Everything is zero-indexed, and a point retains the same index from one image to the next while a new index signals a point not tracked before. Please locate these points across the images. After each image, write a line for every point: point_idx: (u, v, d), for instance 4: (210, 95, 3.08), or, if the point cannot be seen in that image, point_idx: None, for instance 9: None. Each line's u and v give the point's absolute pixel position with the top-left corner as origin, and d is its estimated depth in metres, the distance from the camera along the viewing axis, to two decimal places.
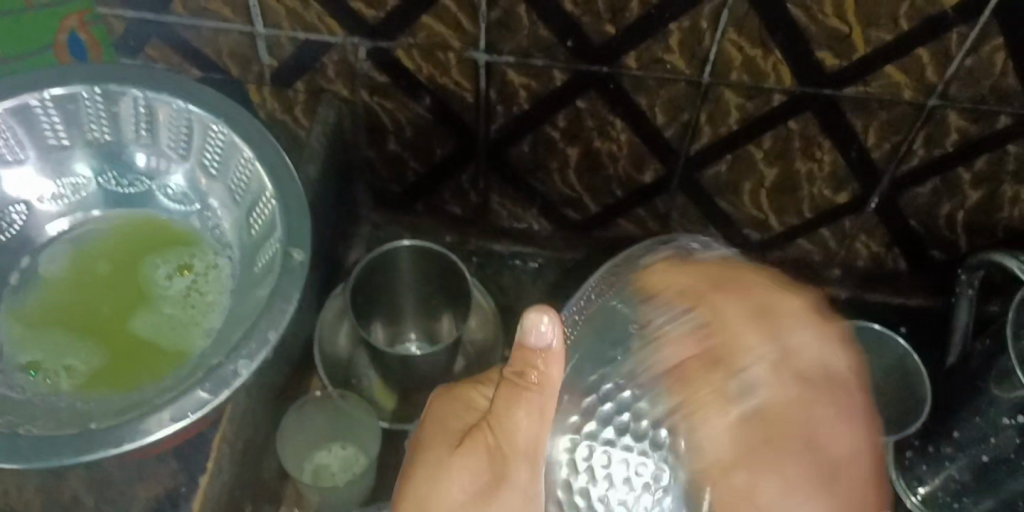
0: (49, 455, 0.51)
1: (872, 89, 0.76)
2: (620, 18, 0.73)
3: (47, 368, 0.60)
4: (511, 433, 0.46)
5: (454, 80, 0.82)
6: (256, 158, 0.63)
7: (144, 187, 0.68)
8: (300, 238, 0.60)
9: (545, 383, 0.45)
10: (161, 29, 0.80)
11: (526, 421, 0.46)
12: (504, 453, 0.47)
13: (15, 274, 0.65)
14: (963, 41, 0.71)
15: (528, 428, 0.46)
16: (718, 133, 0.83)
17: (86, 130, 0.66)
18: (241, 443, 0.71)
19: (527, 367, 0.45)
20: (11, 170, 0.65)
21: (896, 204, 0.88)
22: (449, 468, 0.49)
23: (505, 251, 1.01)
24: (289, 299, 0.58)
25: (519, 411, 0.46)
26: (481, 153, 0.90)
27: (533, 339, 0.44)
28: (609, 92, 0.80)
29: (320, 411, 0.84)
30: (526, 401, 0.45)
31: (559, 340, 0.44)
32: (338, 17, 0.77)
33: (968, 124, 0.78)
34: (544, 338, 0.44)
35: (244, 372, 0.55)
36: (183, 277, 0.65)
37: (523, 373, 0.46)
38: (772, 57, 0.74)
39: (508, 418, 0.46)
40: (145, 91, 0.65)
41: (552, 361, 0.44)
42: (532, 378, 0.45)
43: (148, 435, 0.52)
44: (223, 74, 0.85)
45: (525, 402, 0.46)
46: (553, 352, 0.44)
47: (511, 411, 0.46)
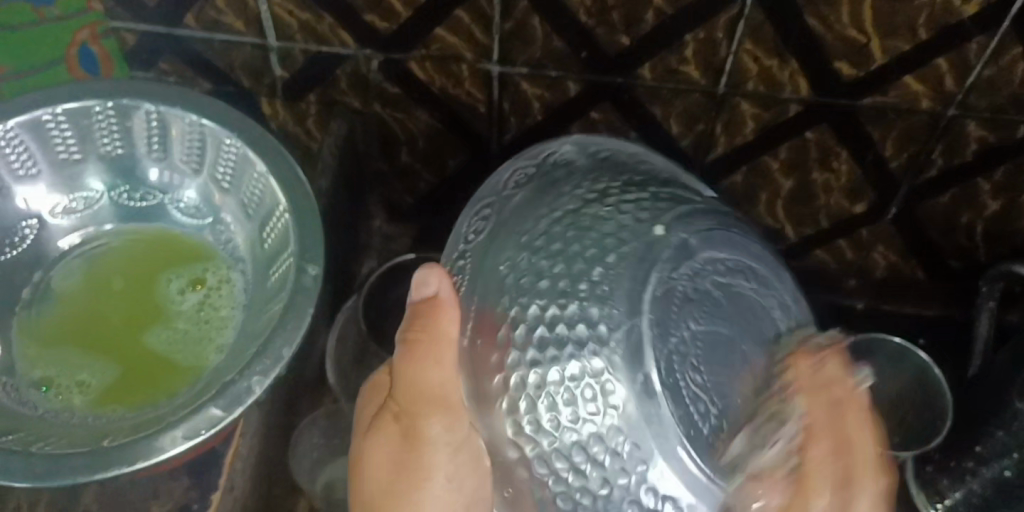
0: (63, 474, 0.51)
1: (891, 99, 0.75)
2: (634, 28, 0.72)
3: (59, 384, 0.60)
4: (426, 393, 0.46)
5: (467, 92, 0.81)
6: (269, 172, 0.63)
7: (156, 201, 0.68)
8: (314, 253, 0.59)
9: (438, 342, 0.46)
10: (173, 42, 0.80)
11: (434, 376, 0.45)
12: (416, 434, 0.47)
13: (28, 289, 0.64)
14: (983, 50, 0.70)
15: (438, 405, 0.45)
16: (733, 143, 0.82)
17: (99, 145, 0.66)
18: (254, 459, 0.70)
19: (417, 319, 0.46)
20: (23, 185, 0.65)
21: (914, 215, 0.87)
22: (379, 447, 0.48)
23: None
24: (303, 315, 0.57)
25: (424, 368, 0.45)
26: (494, 165, 0.90)
27: (419, 292, 0.47)
28: (623, 103, 0.80)
29: (333, 425, 0.83)
30: (420, 359, 0.45)
31: (442, 287, 0.46)
32: (351, 29, 0.77)
33: (988, 133, 0.77)
34: (429, 292, 0.46)
35: (258, 389, 0.54)
36: (196, 291, 0.65)
37: (420, 333, 0.46)
38: (788, 67, 0.74)
39: (411, 380, 0.46)
40: (158, 105, 0.64)
41: (440, 307, 0.46)
42: (423, 332, 0.46)
43: (162, 453, 0.52)
44: (235, 87, 0.84)
45: (424, 363, 0.45)
46: (440, 302, 0.46)
47: (418, 369, 0.46)
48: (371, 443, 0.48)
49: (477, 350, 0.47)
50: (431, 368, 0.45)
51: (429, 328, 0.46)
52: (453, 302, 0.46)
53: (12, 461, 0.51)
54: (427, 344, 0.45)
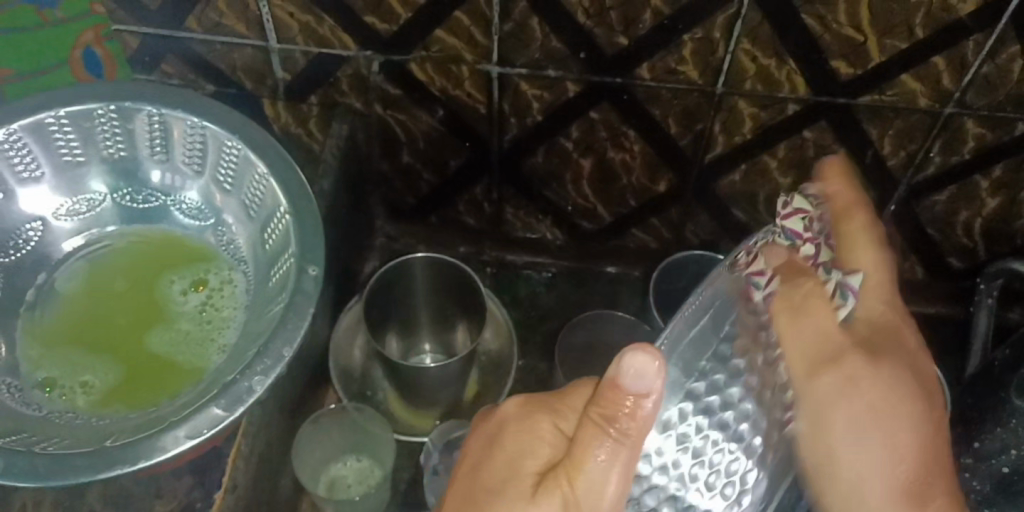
0: (66, 473, 0.52)
1: (888, 98, 0.76)
2: (633, 29, 0.73)
3: (62, 385, 0.60)
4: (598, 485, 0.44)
5: (467, 92, 0.82)
6: (270, 173, 0.64)
7: (158, 203, 0.68)
8: (313, 253, 0.60)
9: (631, 437, 0.43)
10: (175, 44, 0.80)
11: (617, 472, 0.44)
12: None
13: (32, 291, 0.65)
14: (980, 48, 0.70)
15: (612, 475, 0.44)
16: (733, 142, 0.82)
17: (101, 147, 0.66)
18: (256, 458, 0.71)
19: (611, 412, 0.43)
20: (27, 188, 0.65)
21: (913, 212, 0.87)
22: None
23: (519, 261, 1.00)
24: (303, 315, 0.58)
25: (598, 453, 0.44)
26: (494, 165, 0.90)
27: (630, 384, 0.41)
28: (622, 103, 0.80)
29: (335, 423, 0.83)
30: (602, 443, 0.43)
31: (660, 384, 0.41)
32: (351, 31, 0.77)
33: (985, 131, 0.77)
34: (641, 385, 0.41)
35: (259, 389, 0.55)
36: (198, 292, 0.65)
37: (610, 417, 0.43)
38: (786, 66, 0.74)
39: (581, 457, 0.44)
40: (159, 108, 0.65)
41: (644, 405, 0.42)
42: (618, 427, 0.43)
43: (164, 453, 0.52)
44: (237, 89, 0.85)
45: (602, 446, 0.43)
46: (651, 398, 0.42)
47: (586, 453, 0.44)
48: (509, 492, 0.47)
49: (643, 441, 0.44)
50: (610, 462, 0.44)
51: (622, 418, 0.42)
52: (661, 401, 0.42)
53: (17, 461, 0.52)
54: (619, 440, 0.43)
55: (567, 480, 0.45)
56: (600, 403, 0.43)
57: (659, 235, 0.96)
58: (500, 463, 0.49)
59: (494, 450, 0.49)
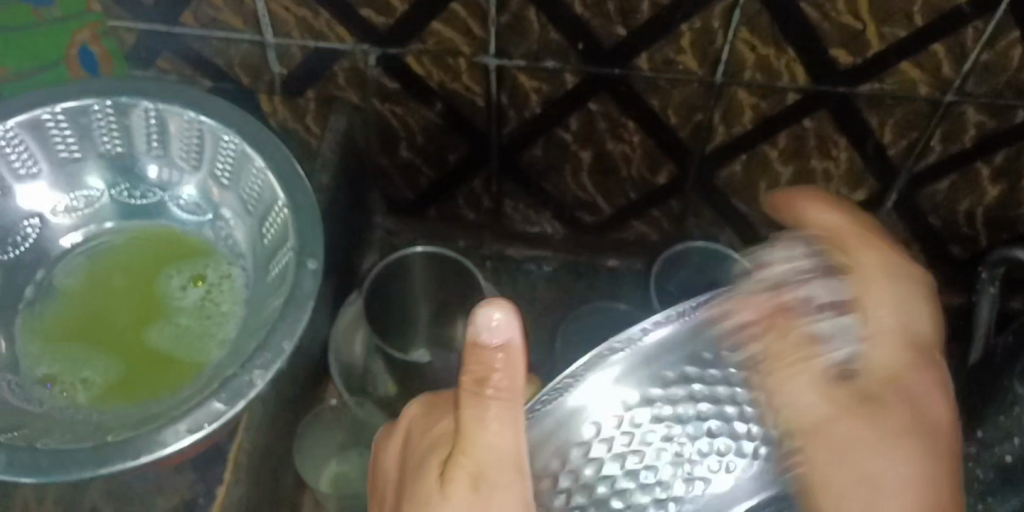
0: (68, 468, 0.52)
1: (888, 86, 0.75)
2: (630, 19, 0.73)
3: (63, 380, 0.60)
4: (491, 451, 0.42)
5: (465, 85, 0.82)
6: (268, 167, 0.63)
7: (156, 198, 0.68)
8: (312, 247, 0.60)
9: (506, 392, 0.42)
10: (171, 40, 0.80)
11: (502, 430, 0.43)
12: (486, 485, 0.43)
13: (31, 287, 0.64)
14: (980, 35, 0.70)
15: (499, 430, 0.42)
16: (732, 133, 0.82)
17: (98, 143, 0.66)
18: (259, 453, 0.71)
19: (487, 374, 0.42)
20: (24, 184, 0.65)
21: (914, 201, 0.87)
22: (440, 505, 0.43)
23: (519, 255, 1.01)
24: (303, 308, 0.57)
25: (490, 420, 0.42)
26: (494, 158, 0.90)
27: (487, 337, 0.41)
28: (621, 94, 0.80)
29: (335, 419, 0.85)
30: (491, 412, 0.42)
31: (514, 329, 0.42)
32: (348, 25, 0.77)
33: (986, 119, 0.77)
34: (499, 336, 0.42)
35: (259, 383, 0.55)
36: (197, 287, 0.65)
37: (481, 380, 0.42)
38: (785, 56, 0.74)
39: (471, 428, 0.43)
40: (156, 103, 0.65)
41: (510, 353, 0.42)
42: (493, 385, 0.42)
43: (164, 448, 0.52)
44: (234, 84, 0.85)
45: (491, 412, 0.42)
46: (513, 346, 0.42)
47: (477, 419, 0.42)
48: (424, 489, 0.44)
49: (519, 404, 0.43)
50: (502, 424, 0.42)
51: (501, 374, 0.42)
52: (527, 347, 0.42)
53: (18, 457, 0.52)
54: (498, 401, 0.42)
55: (465, 456, 0.43)
56: (469, 367, 0.42)
57: (660, 227, 0.96)
58: (417, 447, 0.48)
59: (409, 448, 0.49)
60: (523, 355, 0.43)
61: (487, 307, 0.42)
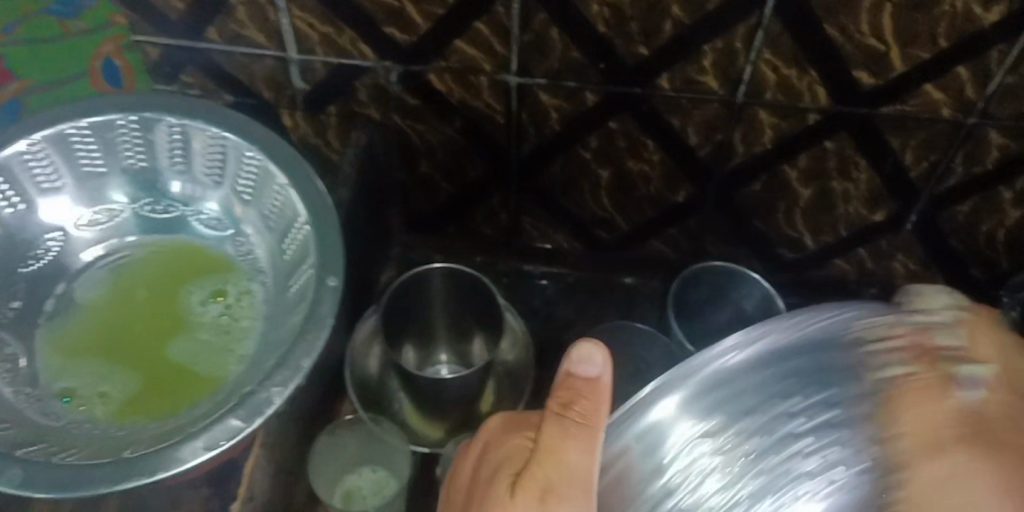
0: (85, 484, 0.51)
1: (911, 108, 0.75)
2: (653, 39, 0.73)
3: (81, 394, 0.60)
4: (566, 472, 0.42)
5: (486, 103, 0.82)
6: (290, 184, 0.63)
7: (178, 213, 0.68)
8: (333, 265, 0.60)
9: (591, 419, 0.42)
10: (194, 55, 0.81)
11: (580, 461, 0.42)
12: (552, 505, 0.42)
13: (52, 300, 0.65)
14: (1004, 58, 0.69)
15: (578, 458, 0.42)
16: (752, 153, 0.82)
17: (122, 158, 0.66)
18: (274, 469, 0.71)
19: (574, 399, 0.43)
20: (48, 198, 0.65)
21: (934, 224, 0.86)
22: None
23: (536, 271, 0.99)
24: (322, 326, 0.57)
25: (570, 448, 0.42)
26: (512, 176, 0.90)
27: (583, 368, 0.43)
28: (641, 113, 0.80)
29: (349, 432, 0.83)
30: (575, 438, 0.42)
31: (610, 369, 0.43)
32: (371, 42, 0.77)
33: (1008, 141, 0.76)
34: (594, 370, 0.43)
35: (278, 400, 0.55)
36: (217, 303, 0.65)
37: (568, 404, 0.43)
38: (807, 77, 0.73)
39: (551, 447, 0.42)
40: (180, 119, 0.65)
41: (601, 388, 0.43)
42: (578, 410, 0.42)
43: (181, 465, 0.52)
44: (256, 100, 0.85)
45: (572, 439, 0.42)
46: (603, 383, 0.43)
47: (559, 439, 0.42)
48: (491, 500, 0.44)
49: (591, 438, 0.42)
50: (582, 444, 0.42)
51: (585, 399, 0.42)
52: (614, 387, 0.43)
53: (37, 471, 0.52)
54: (579, 427, 0.42)
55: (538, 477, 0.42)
56: (559, 392, 0.43)
57: (677, 246, 0.96)
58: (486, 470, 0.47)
59: (486, 459, 0.48)
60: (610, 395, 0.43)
61: (587, 345, 0.44)
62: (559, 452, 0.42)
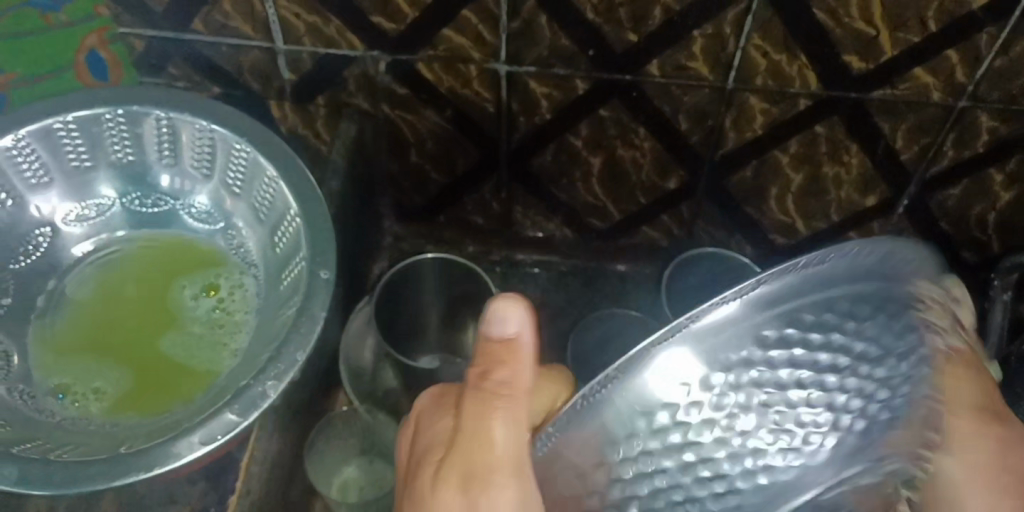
0: (80, 481, 0.51)
1: (900, 92, 0.75)
2: (642, 26, 0.72)
3: (75, 390, 0.60)
4: (486, 446, 0.40)
5: (475, 91, 0.81)
6: (279, 176, 0.63)
7: (168, 207, 0.68)
8: (325, 258, 0.59)
9: (511, 387, 0.40)
10: (179, 46, 0.80)
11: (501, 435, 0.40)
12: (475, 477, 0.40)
13: (42, 297, 0.64)
14: (994, 41, 0.69)
15: (504, 431, 0.40)
16: (743, 139, 0.82)
17: (110, 152, 0.66)
18: (270, 462, 0.71)
19: (491, 365, 0.41)
20: (36, 194, 0.65)
21: (925, 207, 0.86)
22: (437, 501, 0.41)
23: (527, 260, 1.01)
24: (315, 319, 0.57)
25: (494, 416, 0.40)
26: (502, 166, 0.90)
27: (499, 327, 0.40)
28: (632, 100, 0.80)
29: (346, 426, 0.84)
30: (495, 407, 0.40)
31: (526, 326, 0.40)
32: (358, 31, 0.77)
33: (998, 124, 0.77)
34: (511, 329, 0.40)
35: (273, 393, 0.54)
36: (209, 297, 0.65)
37: (485, 372, 0.41)
38: (798, 62, 0.73)
39: (477, 427, 0.40)
40: (168, 112, 0.64)
41: (516, 350, 0.40)
42: (495, 379, 0.40)
43: (178, 460, 0.52)
44: (243, 91, 0.85)
45: (496, 412, 0.40)
46: (518, 343, 0.40)
47: (481, 416, 0.40)
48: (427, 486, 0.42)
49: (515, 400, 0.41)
50: (511, 420, 0.40)
51: (505, 368, 0.40)
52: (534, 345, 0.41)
53: (32, 469, 0.52)
54: (500, 397, 0.40)
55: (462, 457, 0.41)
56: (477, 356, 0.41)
57: (670, 233, 0.96)
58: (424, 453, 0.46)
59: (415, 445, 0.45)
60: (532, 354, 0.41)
61: (504, 301, 0.40)
62: (476, 427, 0.40)
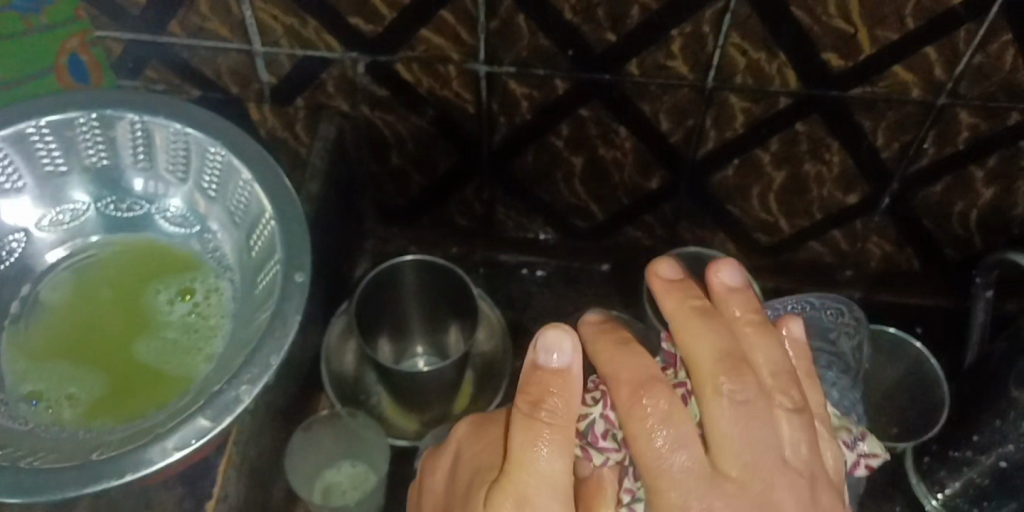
0: (51, 488, 0.51)
1: (879, 89, 0.75)
2: (621, 25, 0.72)
3: (49, 397, 0.60)
4: (536, 474, 0.41)
5: (455, 92, 0.81)
6: (254, 179, 0.63)
7: (142, 211, 0.68)
8: (300, 261, 0.59)
9: (560, 418, 0.42)
10: (158, 49, 0.79)
11: (549, 459, 0.41)
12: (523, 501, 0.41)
13: (17, 302, 0.64)
14: (972, 37, 0.69)
15: (551, 459, 0.41)
16: (723, 138, 0.82)
17: (84, 156, 0.65)
18: (250, 467, 0.70)
19: (543, 395, 0.42)
20: (9, 199, 0.64)
21: (906, 204, 0.86)
22: None
23: (513, 261, 1.00)
24: (289, 321, 0.57)
25: (540, 444, 0.41)
26: (484, 167, 0.90)
27: (547, 359, 0.42)
28: (612, 100, 0.79)
29: (327, 430, 0.83)
30: (542, 434, 0.41)
31: (576, 358, 0.42)
32: (336, 32, 0.76)
33: (979, 121, 0.76)
34: (559, 358, 0.42)
35: (247, 398, 0.54)
36: (185, 301, 0.64)
37: (537, 402, 0.42)
38: (777, 60, 0.73)
39: (521, 456, 0.41)
40: (142, 115, 0.64)
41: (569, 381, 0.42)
42: (547, 409, 0.42)
43: (150, 466, 0.52)
44: (223, 93, 0.85)
45: (545, 441, 0.41)
46: (571, 374, 0.42)
47: (528, 451, 0.41)
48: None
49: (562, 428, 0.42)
50: (558, 449, 0.41)
51: (558, 396, 0.42)
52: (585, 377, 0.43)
53: (2, 476, 0.51)
54: (551, 428, 0.41)
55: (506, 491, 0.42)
56: (527, 390, 0.42)
57: (652, 233, 0.96)
58: (464, 480, 0.47)
59: (459, 473, 0.48)
60: (581, 382, 0.43)
61: (556, 330, 0.42)
62: (523, 458, 0.41)
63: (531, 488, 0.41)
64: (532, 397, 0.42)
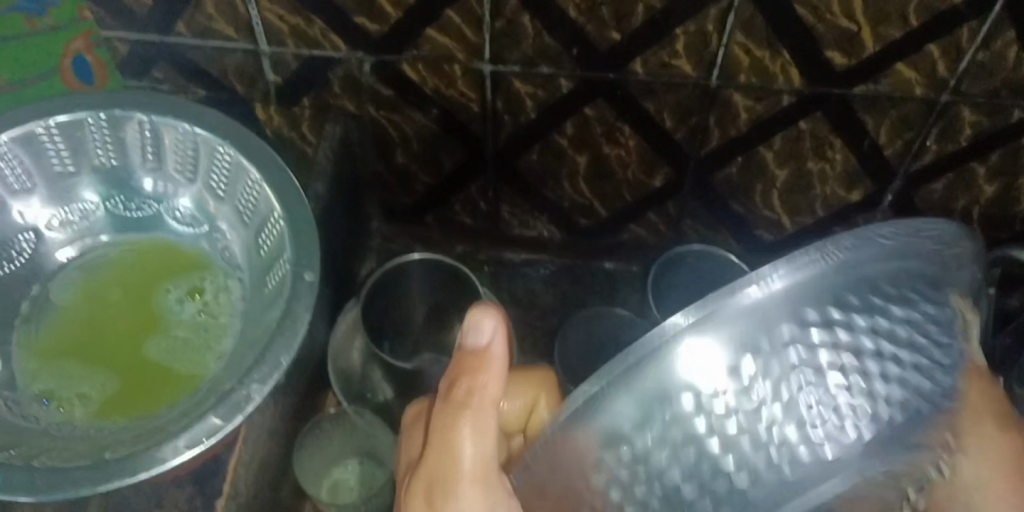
0: (65, 487, 0.51)
1: (883, 87, 0.75)
2: (625, 23, 0.72)
3: (60, 396, 0.60)
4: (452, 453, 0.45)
5: (460, 91, 0.82)
6: (263, 179, 0.63)
7: (151, 211, 0.68)
8: (309, 260, 0.59)
9: (475, 401, 0.44)
10: (164, 49, 0.80)
11: (465, 438, 0.44)
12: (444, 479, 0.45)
13: (27, 302, 0.64)
14: (975, 35, 0.69)
15: (470, 442, 0.44)
16: (727, 135, 0.82)
17: (93, 157, 0.66)
18: (258, 465, 0.71)
19: (459, 377, 0.45)
20: (19, 199, 0.65)
21: (910, 201, 0.87)
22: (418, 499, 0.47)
23: (518, 259, 1.01)
24: (299, 320, 0.57)
25: (460, 429, 0.44)
26: (489, 166, 0.90)
27: (471, 340, 0.45)
28: (617, 98, 0.80)
29: (335, 428, 0.84)
30: (461, 416, 0.44)
31: (494, 341, 0.44)
32: (341, 32, 0.77)
33: (981, 118, 0.77)
34: (482, 339, 0.44)
35: (258, 396, 0.54)
36: (194, 300, 0.65)
37: (454, 384, 0.45)
38: (780, 58, 0.74)
39: (442, 439, 0.45)
40: (151, 115, 0.64)
41: (488, 362, 0.44)
42: (460, 391, 0.44)
43: (162, 464, 0.52)
44: (228, 93, 0.85)
45: (462, 424, 0.44)
46: (491, 354, 0.44)
47: (450, 433, 0.45)
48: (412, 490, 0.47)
49: (479, 409, 0.44)
50: (474, 433, 0.44)
51: (470, 375, 0.44)
52: (507, 360, 0.44)
53: (15, 475, 0.52)
54: (467, 411, 0.44)
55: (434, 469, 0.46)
56: (451, 370, 0.45)
57: (656, 230, 0.96)
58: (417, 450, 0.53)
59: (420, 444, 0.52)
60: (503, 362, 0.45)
61: (476, 313, 0.44)
62: (440, 437, 0.45)
63: (450, 468, 0.45)
64: (455, 379, 0.45)
